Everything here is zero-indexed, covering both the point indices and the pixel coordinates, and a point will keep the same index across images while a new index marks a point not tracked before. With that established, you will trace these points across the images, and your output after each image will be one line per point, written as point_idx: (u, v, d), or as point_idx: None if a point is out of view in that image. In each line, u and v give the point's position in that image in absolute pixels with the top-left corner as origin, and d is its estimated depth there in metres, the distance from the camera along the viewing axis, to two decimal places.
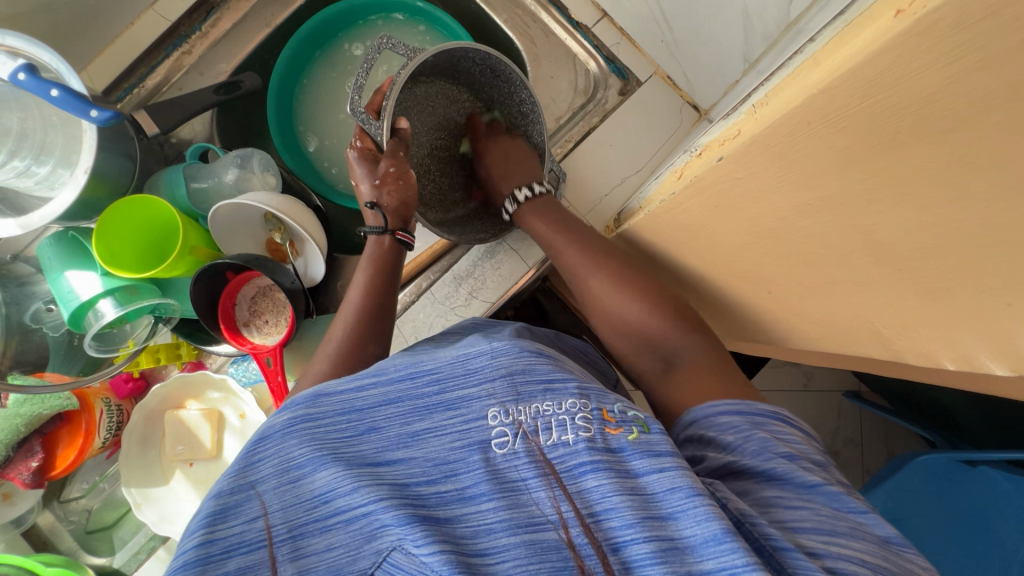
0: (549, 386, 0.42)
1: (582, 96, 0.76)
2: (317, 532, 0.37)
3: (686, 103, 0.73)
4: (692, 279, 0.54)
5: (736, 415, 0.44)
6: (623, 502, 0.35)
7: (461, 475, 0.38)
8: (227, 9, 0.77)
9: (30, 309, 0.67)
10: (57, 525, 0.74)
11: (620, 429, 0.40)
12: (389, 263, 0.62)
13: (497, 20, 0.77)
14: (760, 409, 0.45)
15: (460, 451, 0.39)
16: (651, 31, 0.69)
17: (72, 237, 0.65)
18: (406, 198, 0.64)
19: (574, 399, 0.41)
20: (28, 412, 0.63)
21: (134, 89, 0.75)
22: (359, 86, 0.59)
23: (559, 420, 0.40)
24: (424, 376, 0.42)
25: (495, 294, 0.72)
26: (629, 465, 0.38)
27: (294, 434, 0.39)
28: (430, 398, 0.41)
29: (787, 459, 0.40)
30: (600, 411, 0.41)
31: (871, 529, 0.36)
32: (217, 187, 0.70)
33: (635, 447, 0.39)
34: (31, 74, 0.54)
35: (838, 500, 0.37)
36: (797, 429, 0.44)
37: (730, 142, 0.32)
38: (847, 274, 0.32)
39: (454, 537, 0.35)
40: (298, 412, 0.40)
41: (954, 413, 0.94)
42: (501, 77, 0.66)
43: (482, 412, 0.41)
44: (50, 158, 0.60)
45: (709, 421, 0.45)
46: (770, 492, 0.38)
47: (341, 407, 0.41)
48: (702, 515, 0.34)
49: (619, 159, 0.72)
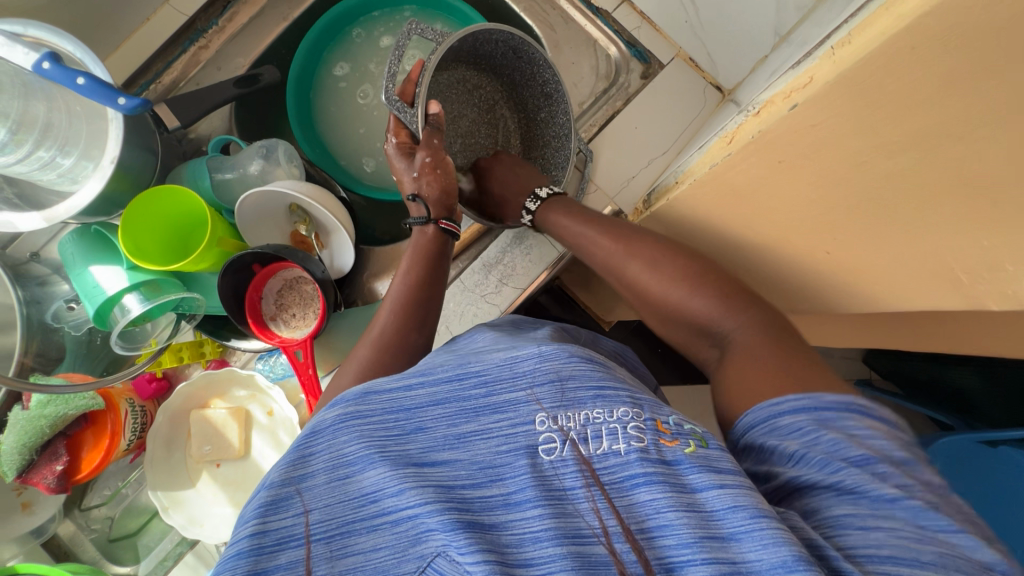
0: (600, 392, 0.39)
1: (604, 81, 0.76)
2: (363, 532, 0.34)
3: (709, 83, 0.73)
4: (736, 252, 0.53)
5: (801, 414, 0.38)
6: (681, 518, 0.32)
7: (506, 480, 0.36)
8: (244, 3, 0.76)
9: (51, 308, 0.65)
10: (78, 534, 0.71)
11: (677, 441, 0.37)
12: (436, 251, 0.62)
13: (514, 8, 0.77)
14: (826, 400, 0.39)
15: (506, 456, 0.36)
16: (675, 15, 0.70)
17: (95, 232, 0.63)
18: (446, 184, 0.64)
19: (627, 407, 0.38)
20: (52, 413, 0.60)
21: (151, 85, 0.74)
22: (393, 73, 0.58)
23: (611, 428, 0.37)
24: (472, 377, 0.40)
25: (525, 280, 0.71)
26: (686, 479, 0.34)
27: (345, 431, 0.37)
28: (477, 400, 0.39)
29: (861, 467, 0.34)
30: (655, 422, 0.37)
31: (967, 552, 0.30)
32: (242, 179, 0.69)
33: (694, 460, 0.35)
34: (56, 63, 0.52)
35: (925, 517, 0.32)
36: (878, 422, 0.38)
37: (802, 90, 0.31)
38: (927, 216, 0.32)
39: (499, 546, 0.33)
40: (348, 408, 0.38)
41: (971, 396, 0.94)
42: (524, 58, 0.65)
43: (530, 417, 0.38)
44: (75, 149, 0.58)
45: (771, 424, 0.40)
46: (839, 512, 0.33)
47: (388, 406, 0.38)
48: (768, 539, 0.31)
49: (645, 141, 0.72)
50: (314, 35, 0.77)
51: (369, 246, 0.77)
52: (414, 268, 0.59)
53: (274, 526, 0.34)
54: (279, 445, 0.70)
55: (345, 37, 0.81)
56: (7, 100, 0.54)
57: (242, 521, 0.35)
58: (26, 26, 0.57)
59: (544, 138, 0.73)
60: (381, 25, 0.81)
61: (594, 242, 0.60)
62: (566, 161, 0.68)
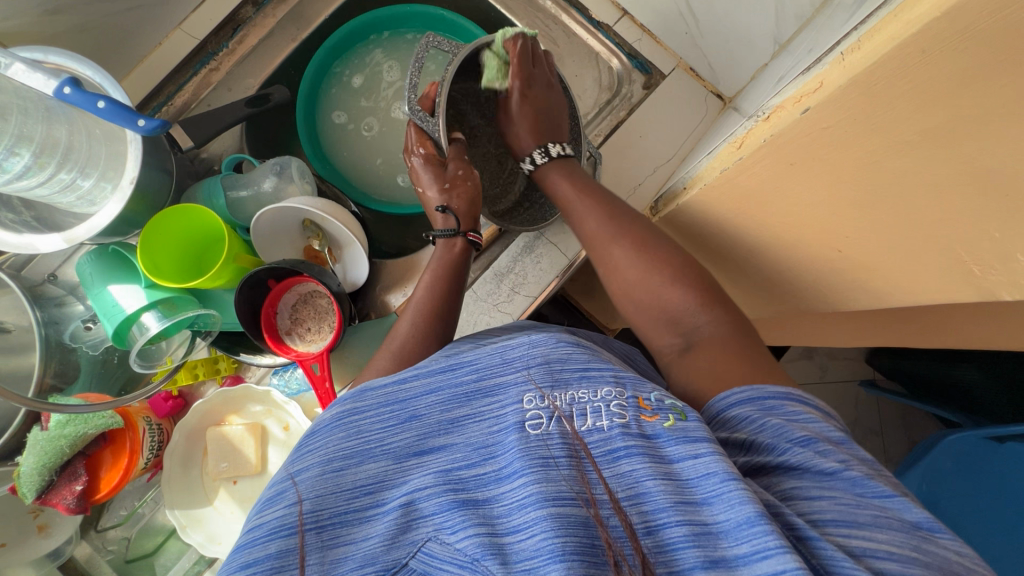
0: (585, 373, 0.40)
1: (608, 92, 0.78)
2: (358, 521, 0.36)
3: (711, 92, 0.74)
4: (747, 252, 0.55)
5: (745, 403, 0.40)
6: (659, 486, 0.33)
7: (498, 457, 0.37)
8: (253, 26, 0.78)
9: (70, 328, 0.66)
10: (94, 557, 0.71)
11: (657, 416, 0.37)
12: (460, 265, 0.63)
13: (518, 24, 0.79)
14: (769, 390, 0.40)
15: (498, 435, 0.38)
16: (675, 26, 0.72)
17: (114, 251, 0.64)
18: (474, 196, 0.66)
19: (610, 386, 0.39)
20: (72, 432, 0.61)
21: (164, 107, 0.76)
22: (415, 84, 0.61)
23: (595, 406, 0.38)
24: (463, 367, 0.42)
25: (537, 288, 0.72)
26: (664, 451, 0.35)
27: (343, 426, 0.40)
28: (469, 386, 0.41)
29: (803, 446, 0.36)
30: (636, 399, 0.38)
31: (898, 514, 0.32)
32: (256, 197, 0.70)
33: (672, 433, 0.36)
34: (77, 87, 0.53)
35: (861, 485, 0.33)
36: (812, 407, 0.39)
37: (814, 95, 0.33)
38: (939, 211, 0.33)
39: (490, 520, 0.34)
40: (346, 406, 0.41)
41: (975, 393, 0.95)
42: (530, 67, 0.67)
43: (519, 397, 0.40)
44: (94, 170, 0.59)
45: (721, 417, 0.41)
46: (788, 486, 0.35)
47: (384, 400, 0.41)
48: (736, 498, 0.31)
49: (651, 149, 0.73)
50: (321, 54, 0.79)
51: (381, 260, 0.78)
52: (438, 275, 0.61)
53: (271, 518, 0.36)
54: None
55: (331, 75, 0.82)
56: (31, 124, 0.54)
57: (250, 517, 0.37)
58: (47, 53, 0.59)
59: None
60: (370, 52, 0.83)
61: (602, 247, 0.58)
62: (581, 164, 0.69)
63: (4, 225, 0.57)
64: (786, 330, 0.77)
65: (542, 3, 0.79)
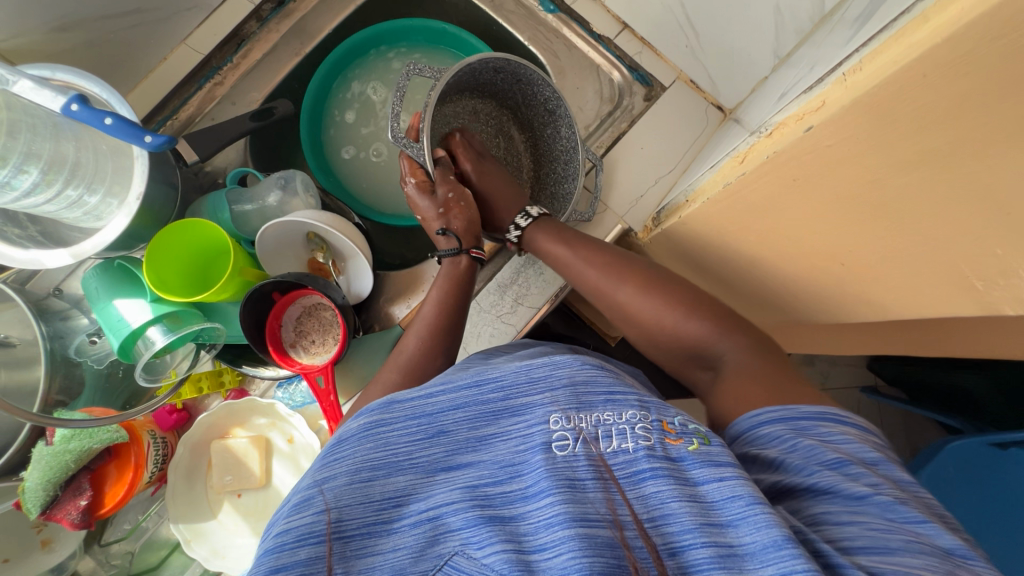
0: (611, 396, 0.41)
1: (609, 104, 0.79)
2: (386, 532, 0.36)
3: (711, 103, 0.75)
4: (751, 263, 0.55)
5: (778, 422, 0.41)
6: (685, 507, 0.34)
7: (524, 476, 0.37)
8: (258, 40, 0.79)
9: (75, 342, 0.66)
10: (98, 570, 0.71)
11: (681, 439, 0.38)
12: (465, 282, 0.65)
13: (519, 37, 0.80)
14: (803, 410, 0.41)
15: (524, 454, 0.39)
16: (675, 39, 0.73)
17: (119, 266, 0.65)
18: (471, 216, 0.68)
19: (635, 409, 0.40)
20: (77, 448, 0.61)
21: (168, 121, 0.76)
22: (395, 113, 0.60)
23: (620, 428, 0.39)
24: (490, 384, 0.42)
25: (540, 299, 0.72)
26: (689, 473, 0.36)
27: (370, 437, 0.39)
28: (495, 404, 0.41)
29: (833, 468, 0.36)
30: (661, 422, 0.39)
31: (931, 540, 0.32)
32: (261, 211, 0.71)
33: (695, 456, 0.37)
34: (84, 105, 0.53)
35: (893, 510, 0.34)
36: (851, 428, 0.40)
37: (817, 113, 0.34)
38: (942, 226, 0.34)
39: (516, 537, 0.34)
40: (374, 417, 0.41)
41: (975, 398, 0.95)
42: (523, 81, 0.67)
43: (545, 417, 0.40)
44: (101, 187, 0.59)
45: (751, 434, 0.42)
46: (818, 510, 0.35)
47: (411, 412, 0.41)
48: (761, 522, 0.32)
49: (652, 160, 0.74)
50: (324, 69, 0.79)
51: (385, 272, 0.79)
52: (442, 296, 0.62)
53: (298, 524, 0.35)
54: (301, 471, 0.70)
55: (327, 116, 0.84)
56: (40, 142, 0.55)
57: (275, 523, 0.36)
58: (55, 70, 0.59)
59: (552, 153, 0.75)
60: (361, 77, 0.84)
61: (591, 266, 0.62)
62: (576, 174, 0.69)
63: (11, 241, 0.58)
64: (787, 339, 0.78)
65: (543, 17, 0.80)
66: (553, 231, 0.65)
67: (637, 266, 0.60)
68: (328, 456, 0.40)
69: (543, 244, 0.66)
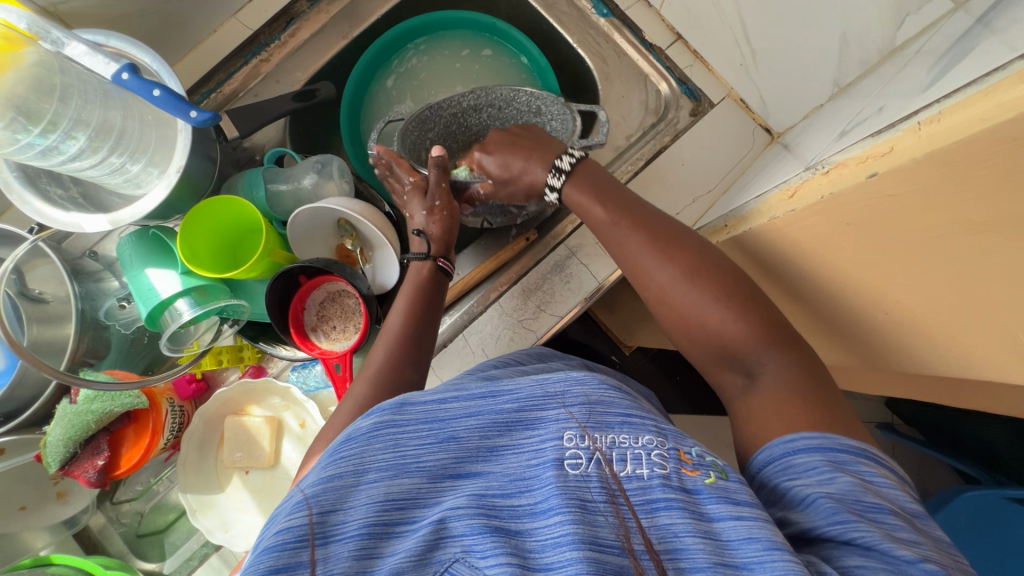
0: (628, 419, 0.41)
1: (653, 115, 0.77)
2: (387, 536, 0.36)
3: (759, 125, 0.73)
4: (786, 288, 0.54)
5: (815, 453, 0.40)
6: (698, 543, 0.34)
7: (533, 490, 0.38)
8: (307, 20, 0.79)
9: (104, 306, 0.68)
10: (108, 527, 0.73)
11: (697, 471, 0.38)
12: (431, 291, 0.62)
13: (569, 39, 0.79)
14: (842, 443, 0.40)
15: (535, 468, 0.39)
16: (729, 54, 0.70)
17: (153, 235, 0.65)
18: (450, 225, 0.66)
19: (652, 435, 0.40)
20: (98, 409, 0.62)
21: (212, 94, 0.77)
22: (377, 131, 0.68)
23: (636, 453, 0.39)
24: (504, 395, 0.42)
25: (564, 307, 0.71)
26: (705, 508, 0.36)
27: (379, 438, 0.39)
28: (510, 416, 0.41)
29: (872, 519, 0.35)
30: (678, 452, 0.39)
31: None
32: (295, 192, 0.71)
33: (712, 490, 0.37)
34: (134, 74, 0.54)
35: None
36: (888, 471, 0.40)
37: (882, 159, 0.33)
38: (1009, 290, 0.32)
39: (522, 551, 0.35)
40: (384, 418, 0.40)
41: (997, 448, 0.92)
42: (500, 105, 0.72)
43: (560, 433, 0.40)
44: (143, 156, 0.60)
45: (785, 461, 0.41)
46: (848, 561, 0.34)
47: (424, 416, 0.40)
48: (780, 570, 0.32)
49: (692, 177, 0.72)
50: (369, 55, 0.80)
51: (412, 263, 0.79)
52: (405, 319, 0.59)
53: (300, 523, 0.35)
54: None
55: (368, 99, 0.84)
56: (89, 109, 0.55)
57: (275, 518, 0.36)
58: (109, 36, 0.60)
59: None
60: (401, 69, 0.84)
61: (626, 231, 0.58)
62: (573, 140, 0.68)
63: (53, 201, 0.59)
64: None
65: (595, 21, 0.78)
66: (587, 179, 0.61)
67: (686, 242, 0.55)
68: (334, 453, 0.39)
69: (575, 200, 0.61)
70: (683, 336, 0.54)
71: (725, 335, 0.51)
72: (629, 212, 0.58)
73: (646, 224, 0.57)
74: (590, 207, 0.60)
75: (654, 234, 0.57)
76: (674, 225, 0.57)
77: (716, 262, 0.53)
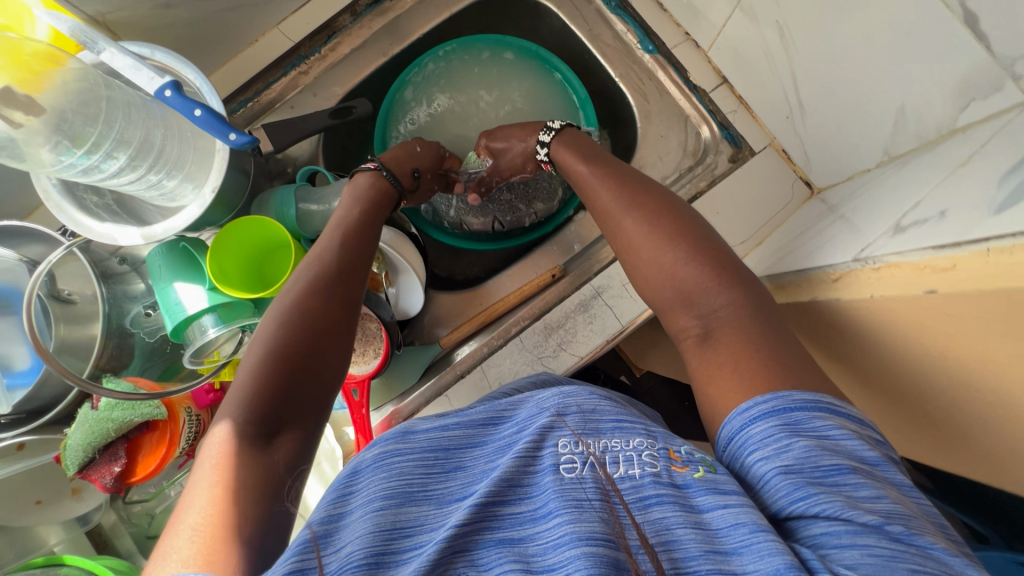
0: (619, 424, 0.43)
1: (691, 158, 0.77)
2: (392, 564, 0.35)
3: (799, 178, 0.71)
4: (824, 352, 0.54)
5: (771, 419, 0.39)
6: (690, 534, 0.35)
7: (534, 497, 0.39)
8: (348, 35, 0.79)
9: (130, 313, 0.69)
10: (118, 525, 0.75)
11: (687, 467, 0.39)
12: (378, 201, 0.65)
13: (611, 73, 0.80)
14: (794, 401, 0.40)
15: (534, 476, 0.40)
16: (776, 107, 0.69)
17: (183, 248, 0.65)
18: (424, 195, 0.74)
19: (642, 438, 0.42)
20: (119, 417, 0.63)
21: (249, 103, 0.77)
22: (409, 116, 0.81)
23: (627, 455, 0.40)
24: (508, 423, 0.46)
25: (585, 348, 0.71)
26: (694, 500, 0.37)
27: (385, 465, 0.41)
28: (511, 437, 0.45)
29: (834, 489, 0.35)
30: (667, 451, 0.41)
31: (945, 565, 0.32)
32: (326, 213, 0.70)
33: (701, 483, 0.38)
34: (177, 91, 0.54)
35: (907, 537, 0.33)
36: (845, 420, 0.39)
37: (947, 275, 0.34)
38: None
39: (527, 557, 0.35)
40: (389, 446, 0.42)
41: None
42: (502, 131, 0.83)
43: (554, 441, 0.42)
44: (179, 172, 0.60)
45: (743, 432, 0.40)
46: (815, 532, 0.34)
47: (428, 444, 0.43)
48: (766, 550, 0.32)
49: (727, 224, 0.70)
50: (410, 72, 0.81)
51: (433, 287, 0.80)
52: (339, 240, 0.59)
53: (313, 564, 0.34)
54: (321, 476, 0.72)
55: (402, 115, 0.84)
56: (132, 129, 0.56)
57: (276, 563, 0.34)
58: (154, 50, 0.60)
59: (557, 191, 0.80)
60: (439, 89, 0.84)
61: (602, 183, 0.61)
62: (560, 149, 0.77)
63: (89, 210, 0.59)
64: None
65: (640, 56, 0.78)
66: (572, 142, 0.67)
67: (652, 191, 0.59)
68: (341, 487, 0.40)
69: (561, 157, 0.66)
70: (643, 281, 0.56)
71: (679, 273, 0.52)
72: (603, 173, 0.62)
73: (615, 176, 0.61)
74: (571, 161, 0.65)
75: (620, 186, 0.60)
76: (645, 183, 0.60)
77: (674, 212, 0.56)
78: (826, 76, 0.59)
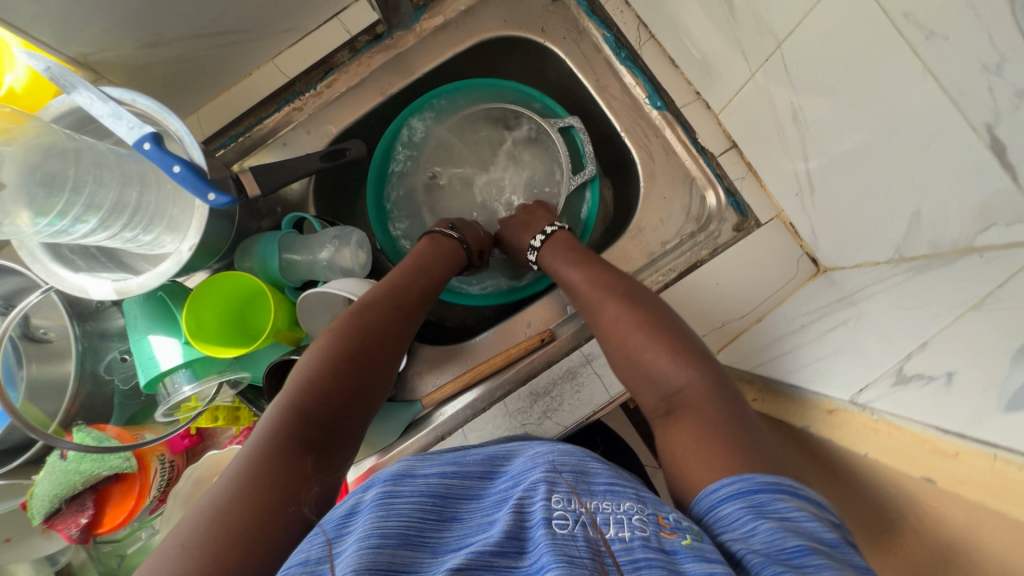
0: (611, 487, 0.39)
1: (694, 223, 0.74)
2: None
3: (805, 254, 0.66)
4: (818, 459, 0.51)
5: (736, 500, 0.37)
6: None
7: (529, 552, 0.34)
8: (345, 72, 0.76)
9: (105, 359, 0.67)
10: (87, 564, 0.73)
11: (675, 533, 0.35)
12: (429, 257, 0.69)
13: (617, 125, 0.77)
14: (760, 480, 0.38)
15: (531, 530, 0.35)
16: (785, 181, 0.65)
17: (159, 298, 0.63)
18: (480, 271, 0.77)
19: (632, 502, 0.38)
20: (86, 470, 0.62)
21: (239, 138, 0.74)
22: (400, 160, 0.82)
23: (618, 517, 0.36)
24: (506, 476, 0.42)
25: (570, 418, 0.68)
26: (682, 567, 0.32)
27: (380, 506, 0.37)
28: (507, 491, 0.40)
29: (793, 566, 0.32)
30: (656, 516, 0.36)
31: None
32: (310, 263, 0.68)
33: (689, 550, 0.34)
34: (156, 144, 0.51)
35: None
36: (806, 502, 0.37)
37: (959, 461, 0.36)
38: None
39: None
40: (385, 487, 0.38)
41: None
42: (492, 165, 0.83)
43: (550, 494, 0.38)
44: (157, 225, 0.57)
45: (713, 515, 0.38)
46: None
47: (423, 489, 0.39)
48: None
49: (728, 298, 0.67)
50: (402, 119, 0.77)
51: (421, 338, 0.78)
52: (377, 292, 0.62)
53: None
54: None
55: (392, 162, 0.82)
56: (104, 190, 0.54)
57: None
58: (134, 95, 0.57)
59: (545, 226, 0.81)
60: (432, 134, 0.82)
61: (583, 272, 0.62)
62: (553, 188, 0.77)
63: (63, 258, 0.57)
64: None
65: (648, 112, 0.76)
66: (562, 246, 0.68)
67: (619, 280, 0.60)
68: (334, 529, 0.36)
69: (550, 258, 0.68)
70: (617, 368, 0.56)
71: (642, 355, 0.52)
72: (587, 267, 0.63)
73: (597, 265, 0.63)
74: (559, 265, 0.66)
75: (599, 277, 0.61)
76: (615, 274, 0.61)
77: (647, 298, 0.57)
78: (840, 163, 0.55)
